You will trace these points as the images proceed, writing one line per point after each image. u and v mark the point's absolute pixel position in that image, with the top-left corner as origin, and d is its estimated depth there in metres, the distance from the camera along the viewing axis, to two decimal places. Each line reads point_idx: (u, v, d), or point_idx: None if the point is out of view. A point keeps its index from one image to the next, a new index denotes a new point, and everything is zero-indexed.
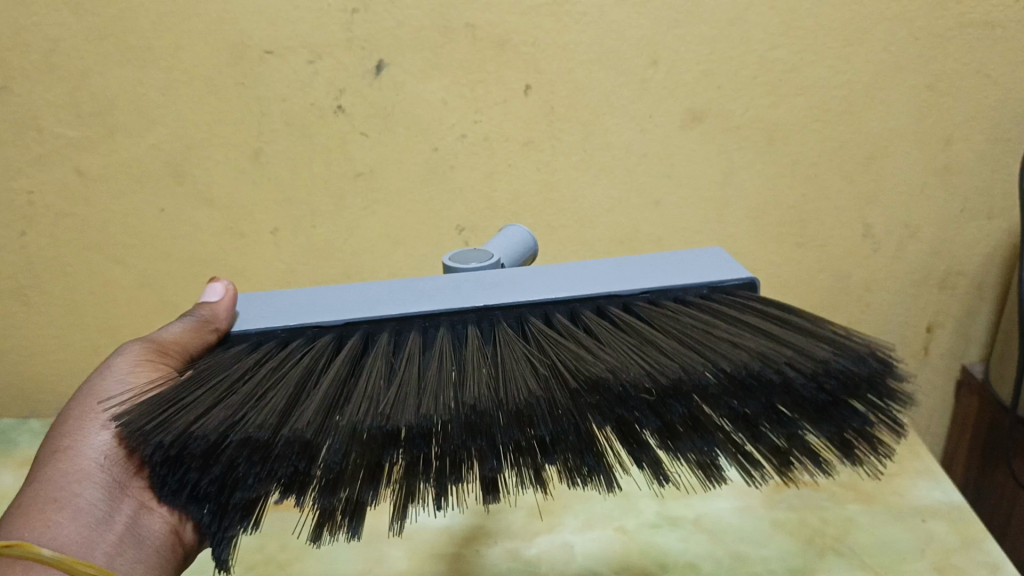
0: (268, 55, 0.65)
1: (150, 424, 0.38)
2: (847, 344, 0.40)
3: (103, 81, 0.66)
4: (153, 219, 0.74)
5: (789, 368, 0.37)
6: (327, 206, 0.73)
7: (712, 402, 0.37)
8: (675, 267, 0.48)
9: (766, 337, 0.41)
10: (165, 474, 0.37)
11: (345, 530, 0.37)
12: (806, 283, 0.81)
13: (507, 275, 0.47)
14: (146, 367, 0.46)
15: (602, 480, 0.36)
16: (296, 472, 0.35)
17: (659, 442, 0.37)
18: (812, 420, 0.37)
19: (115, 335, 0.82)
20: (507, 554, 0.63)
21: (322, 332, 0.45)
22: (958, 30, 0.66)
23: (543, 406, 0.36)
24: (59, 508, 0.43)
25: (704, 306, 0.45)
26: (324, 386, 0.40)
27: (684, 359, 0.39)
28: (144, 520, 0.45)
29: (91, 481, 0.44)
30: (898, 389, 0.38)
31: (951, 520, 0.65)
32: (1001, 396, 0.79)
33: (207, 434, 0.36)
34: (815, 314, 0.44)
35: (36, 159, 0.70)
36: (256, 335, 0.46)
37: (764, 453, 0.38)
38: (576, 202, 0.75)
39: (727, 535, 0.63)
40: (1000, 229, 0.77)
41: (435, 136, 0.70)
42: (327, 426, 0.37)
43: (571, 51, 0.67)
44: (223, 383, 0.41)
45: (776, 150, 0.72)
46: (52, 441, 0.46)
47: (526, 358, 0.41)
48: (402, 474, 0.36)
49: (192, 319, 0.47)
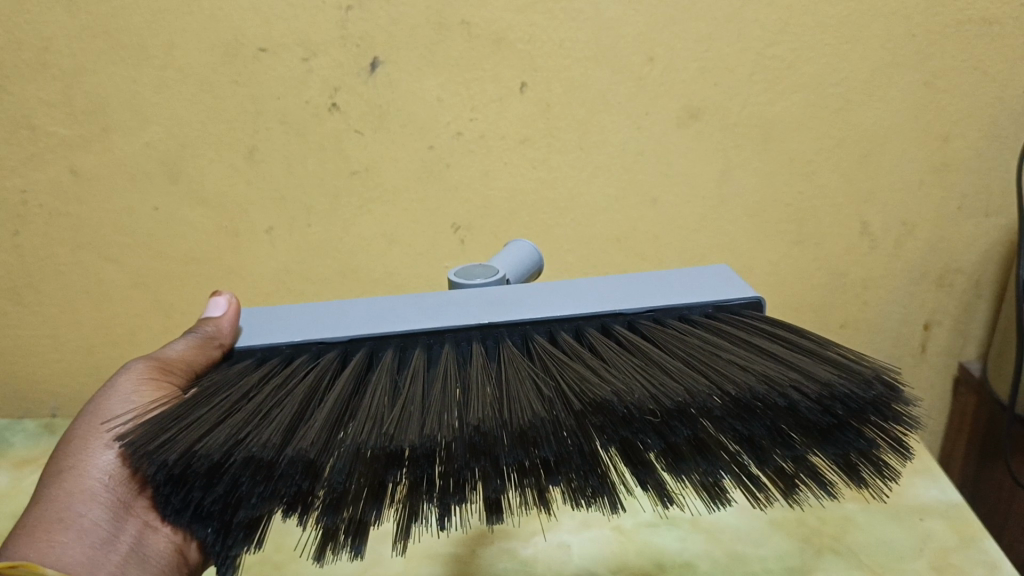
0: (262, 53, 0.64)
1: (153, 442, 0.38)
2: (853, 367, 0.39)
3: (96, 80, 0.65)
4: (147, 218, 0.73)
5: (795, 391, 0.37)
6: (322, 205, 0.73)
7: (717, 423, 0.36)
8: (680, 285, 0.48)
9: (772, 359, 0.41)
10: (168, 493, 0.37)
11: (347, 550, 0.36)
12: (804, 282, 0.81)
13: (513, 291, 0.46)
14: (150, 385, 0.47)
15: (606, 502, 0.36)
16: (300, 491, 0.35)
17: (664, 463, 0.37)
18: (817, 443, 0.37)
19: (110, 334, 0.82)
20: (503, 554, 0.62)
21: (326, 348, 0.44)
22: (956, 27, 0.66)
23: (548, 427, 0.35)
24: (64, 529, 0.42)
25: (710, 326, 0.45)
26: (328, 404, 0.40)
27: (689, 380, 0.38)
28: (149, 540, 0.45)
29: (96, 501, 0.43)
30: (905, 413, 0.37)
31: (949, 519, 0.65)
32: (999, 394, 0.78)
33: (210, 453, 0.36)
34: (821, 336, 0.44)
35: (29, 158, 0.70)
36: (260, 350, 0.45)
37: (770, 476, 0.38)
38: (571, 200, 0.74)
39: (724, 535, 0.63)
40: (998, 226, 0.77)
41: (431, 134, 0.70)
42: (330, 446, 0.37)
43: (567, 48, 0.66)
44: (226, 401, 0.41)
45: (773, 147, 0.72)
46: (57, 461, 0.46)
47: (531, 377, 0.40)
48: (406, 494, 0.35)
49: (197, 336, 0.48)
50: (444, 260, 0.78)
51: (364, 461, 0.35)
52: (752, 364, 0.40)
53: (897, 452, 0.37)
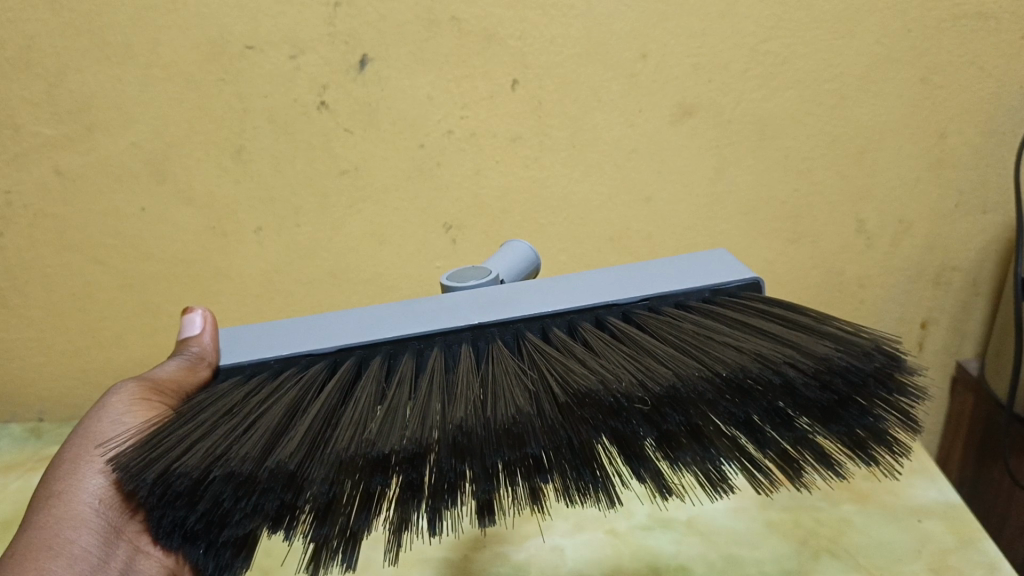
0: (249, 50, 0.63)
1: (136, 464, 0.37)
2: (853, 341, 0.38)
3: (80, 79, 0.64)
4: (134, 219, 0.72)
5: (789, 369, 0.36)
6: (312, 205, 0.72)
7: (712, 409, 0.36)
8: (676, 269, 0.47)
9: (768, 338, 0.40)
10: (158, 517, 0.35)
11: (339, 563, 0.35)
12: (800, 280, 0.80)
13: (507, 291, 0.45)
14: (142, 406, 0.46)
15: (603, 497, 0.34)
16: (283, 504, 0.34)
17: (662, 455, 0.36)
18: (820, 422, 0.36)
19: (98, 337, 0.81)
20: (495, 558, 0.61)
21: (315, 360, 0.43)
22: (952, 22, 0.65)
23: (534, 424, 0.34)
24: (54, 556, 0.41)
25: (705, 309, 0.44)
26: (311, 415, 0.39)
27: (679, 366, 0.37)
28: (140, 565, 0.44)
29: (86, 528, 0.42)
30: (904, 382, 0.36)
31: (947, 520, 0.64)
32: (996, 393, 0.78)
33: (189, 471, 0.35)
34: (819, 311, 0.43)
35: (13, 158, 0.68)
36: (250, 367, 0.44)
37: (774, 460, 0.36)
38: (565, 199, 0.73)
39: (719, 537, 0.62)
40: (995, 223, 0.76)
41: (421, 132, 0.69)
42: (314, 456, 0.36)
43: (558, 45, 0.65)
44: (210, 416, 0.40)
45: (768, 145, 0.71)
46: (46, 484, 0.44)
47: (519, 375, 0.39)
48: (396, 502, 0.34)
49: (185, 359, 0.47)
50: (435, 261, 0.77)
51: (348, 470, 0.34)
52: (746, 346, 0.39)
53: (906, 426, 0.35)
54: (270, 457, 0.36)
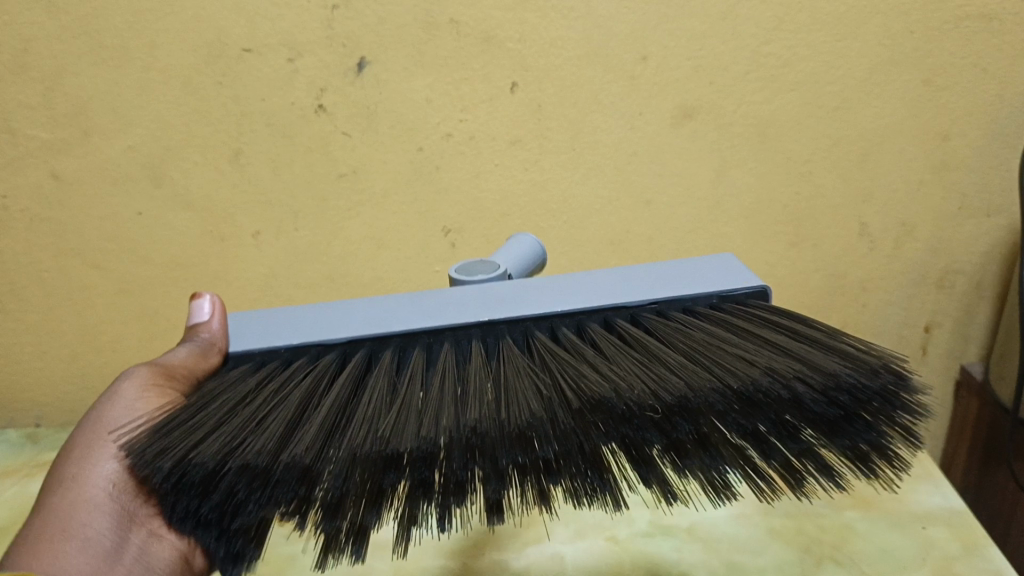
0: (246, 53, 0.63)
1: (150, 450, 0.36)
2: (856, 357, 0.39)
3: (78, 82, 0.64)
4: (131, 224, 0.72)
5: (799, 383, 0.36)
6: (311, 207, 0.71)
7: (721, 418, 0.35)
8: (686, 270, 0.46)
9: (778, 349, 0.40)
10: (171, 502, 0.35)
11: (349, 555, 0.35)
12: (799, 283, 0.79)
13: (517, 286, 0.44)
14: (153, 392, 0.45)
15: (608, 501, 0.34)
16: (295, 498, 0.34)
17: (668, 463, 0.35)
18: (827, 436, 0.35)
19: (96, 346, 0.80)
20: (495, 565, 0.61)
21: (326, 351, 0.43)
22: (956, 23, 0.65)
23: (547, 425, 0.34)
24: (66, 540, 0.41)
25: (715, 316, 0.43)
26: (321, 412, 0.38)
27: (691, 375, 0.37)
28: (155, 549, 0.43)
29: (101, 511, 0.42)
30: (914, 403, 0.36)
31: (951, 526, 0.63)
32: (1000, 397, 0.77)
33: (204, 461, 0.34)
34: (825, 324, 0.43)
35: (10, 162, 0.67)
36: (259, 354, 0.44)
37: (777, 470, 0.36)
38: (565, 203, 0.73)
39: (720, 543, 0.61)
40: (999, 227, 0.76)
41: (420, 135, 0.68)
42: (326, 453, 0.35)
43: (558, 48, 0.65)
44: (220, 407, 0.39)
45: (770, 147, 0.71)
46: (57, 470, 0.44)
47: (531, 376, 0.39)
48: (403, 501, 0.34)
49: (195, 344, 0.46)
50: (434, 265, 0.76)
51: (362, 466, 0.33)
52: (759, 356, 0.38)
53: (908, 442, 0.35)
54: (284, 451, 0.35)
